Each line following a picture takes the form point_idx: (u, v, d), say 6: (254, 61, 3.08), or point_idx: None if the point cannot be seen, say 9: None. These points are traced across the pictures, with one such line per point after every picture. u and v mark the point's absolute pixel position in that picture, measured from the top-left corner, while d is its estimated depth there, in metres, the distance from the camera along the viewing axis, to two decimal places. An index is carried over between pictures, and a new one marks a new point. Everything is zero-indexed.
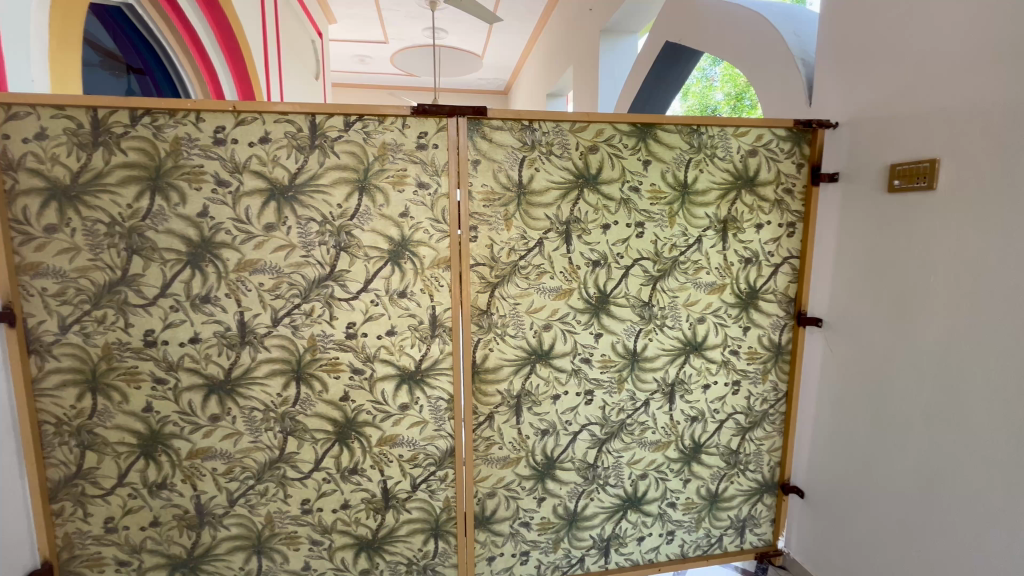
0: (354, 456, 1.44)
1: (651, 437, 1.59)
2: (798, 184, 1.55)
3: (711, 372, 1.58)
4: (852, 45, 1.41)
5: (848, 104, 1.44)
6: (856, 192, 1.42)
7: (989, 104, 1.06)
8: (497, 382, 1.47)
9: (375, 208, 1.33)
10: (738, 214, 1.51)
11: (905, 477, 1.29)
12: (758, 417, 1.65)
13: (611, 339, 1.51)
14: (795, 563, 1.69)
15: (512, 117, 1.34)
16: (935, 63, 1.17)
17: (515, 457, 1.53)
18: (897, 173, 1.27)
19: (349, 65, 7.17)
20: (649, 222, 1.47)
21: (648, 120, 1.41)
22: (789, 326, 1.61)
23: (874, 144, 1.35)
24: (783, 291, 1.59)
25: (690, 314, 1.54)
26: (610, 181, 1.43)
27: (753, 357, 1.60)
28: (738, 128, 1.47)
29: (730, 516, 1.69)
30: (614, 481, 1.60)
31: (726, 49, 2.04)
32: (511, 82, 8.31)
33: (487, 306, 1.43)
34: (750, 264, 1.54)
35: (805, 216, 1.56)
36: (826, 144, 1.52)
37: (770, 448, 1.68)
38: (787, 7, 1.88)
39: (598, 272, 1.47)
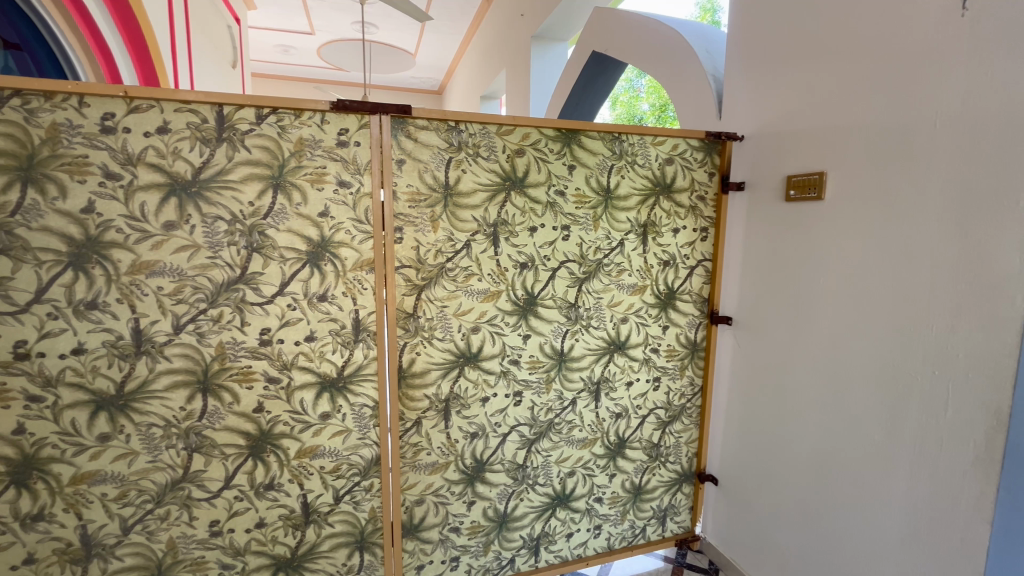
0: (269, 471, 1.35)
1: (579, 435, 1.63)
2: (710, 192, 1.65)
3: (634, 370, 1.65)
4: (757, 65, 1.54)
5: (753, 119, 1.56)
6: (759, 200, 1.54)
7: (868, 124, 1.19)
8: (424, 387, 1.45)
9: (292, 207, 1.26)
10: (657, 219, 1.59)
11: (802, 459, 1.42)
12: (677, 411, 1.74)
13: (539, 340, 1.53)
14: (710, 547, 1.80)
15: (438, 116, 1.33)
16: (826, 84, 1.30)
17: (444, 462, 1.51)
18: (794, 184, 1.40)
19: (272, 54, 6.75)
20: (574, 226, 1.51)
21: (572, 127, 1.45)
22: (704, 324, 1.72)
23: (774, 156, 1.48)
24: (697, 291, 1.69)
25: (614, 314, 1.59)
26: (536, 184, 1.45)
27: (672, 354, 1.69)
28: (656, 137, 1.55)
29: (652, 507, 1.77)
30: (543, 480, 1.62)
31: (647, 62, 2.14)
32: (446, 82, 8.25)
33: (413, 309, 1.40)
34: (668, 266, 1.63)
35: (716, 222, 1.67)
36: (734, 155, 1.63)
37: (688, 440, 1.78)
38: (699, 26, 2.01)
39: (526, 275, 1.48)
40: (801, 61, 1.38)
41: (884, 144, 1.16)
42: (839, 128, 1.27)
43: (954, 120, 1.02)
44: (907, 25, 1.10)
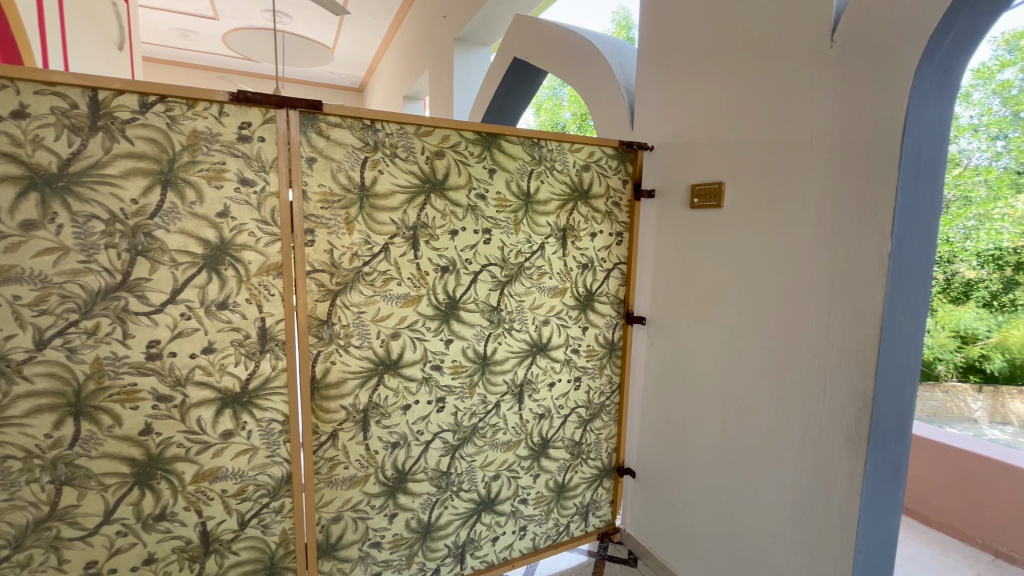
0: (160, 499, 1.21)
1: (503, 438, 1.63)
2: (624, 199, 1.73)
3: (555, 371, 1.68)
4: (662, 79, 1.64)
5: (660, 130, 1.66)
6: (668, 207, 1.64)
7: (758, 139, 1.32)
8: (340, 397, 1.37)
9: (185, 206, 1.14)
10: (575, 223, 1.64)
11: (708, 448, 1.52)
12: (597, 408, 1.80)
13: (462, 345, 1.52)
14: (630, 537, 1.89)
15: (351, 114, 1.27)
16: (722, 100, 1.42)
17: (363, 475, 1.44)
18: (697, 192, 1.51)
19: (168, 38, 6.13)
20: (495, 229, 1.51)
21: (492, 130, 1.46)
22: (620, 324, 1.80)
23: (680, 166, 1.58)
24: (614, 293, 1.76)
25: (536, 317, 1.62)
26: (457, 187, 1.44)
27: (591, 354, 1.75)
28: (573, 144, 1.60)
29: (575, 503, 1.82)
30: (468, 486, 1.60)
31: (565, 71, 2.21)
32: (366, 80, 7.97)
33: (327, 315, 1.32)
34: (586, 269, 1.68)
35: (629, 227, 1.75)
36: (645, 164, 1.73)
37: (607, 436, 1.85)
38: (612, 40, 2.11)
39: (447, 278, 1.46)
40: (701, 78, 1.49)
41: (771, 157, 1.28)
42: (733, 141, 1.39)
43: (826, 137, 1.15)
44: (789, 52, 1.23)
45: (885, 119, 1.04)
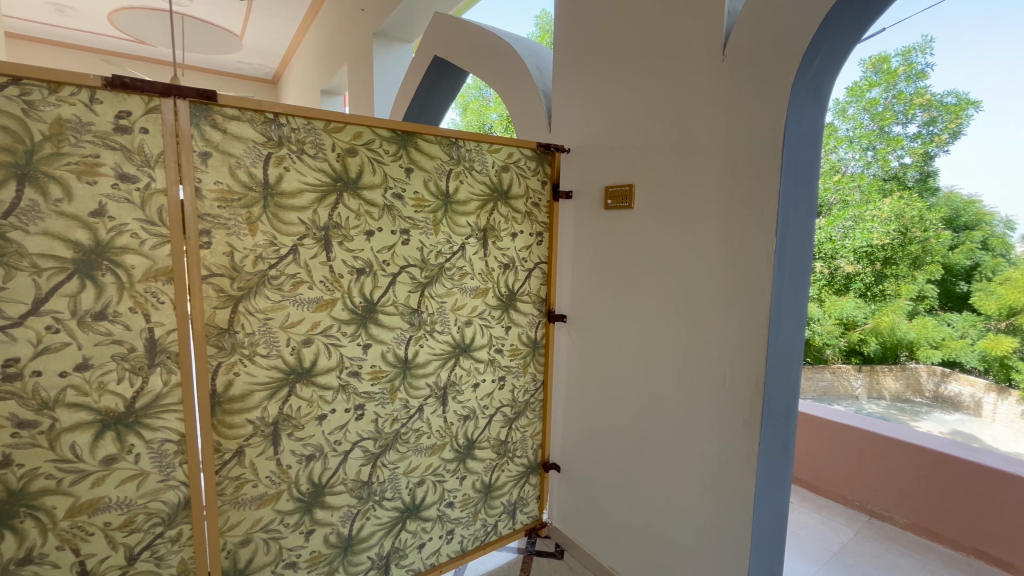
0: (25, 540, 1.05)
1: (427, 442, 1.60)
2: (543, 199, 1.76)
3: (479, 371, 1.68)
4: (577, 83, 1.69)
5: (576, 133, 1.71)
6: (584, 208, 1.70)
7: (663, 144, 1.40)
8: (246, 411, 1.28)
9: (48, 205, 1.00)
10: (496, 223, 1.65)
11: (626, 439, 1.59)
12: (522, 406, 1.82)
13: (381, 349, 1.47)
14: (556, 530, 1.93)
15: (252, 106, 1.18)
16: (631, 106, 1.49)
17: (274, 493, 1.35)
18: (610, 194, 1.57)
19: (38, 12, 5.37)
20: (414, 229, 1.48)
21: (407, 128, 1.42)
22: (542, 323, 1.83)
23: (595, 169, 1.64)
24: (536, 292, 1.79)
25: (458, 318, 1.60)
26: (372, 186, 1.39)
27: (515, 353, 1.76)
28: (492, 145, 1.61)
29: (502, 502, 1.83)
30: (391, 494, 1.56)
31: (486, 71, 2.21)
32: (280, 71, 7.50)
33: (228, 323, 1.23)
34: (507, 269, 1.70)
35: (549, 227, 1.79)
36: (563, 166, 1.77)
37: (532, 433, 1.87)
38: (531, 42, 2.14)
39: (364, 281, 1.41)
40: (612, 84, 1.55)
41: (675, 162, 1.36)
42: (642, 146, 1.46)
43: (720, 143, 1.25)
44: (688, 63, 1.32)
45: (769, 129, 1.14)
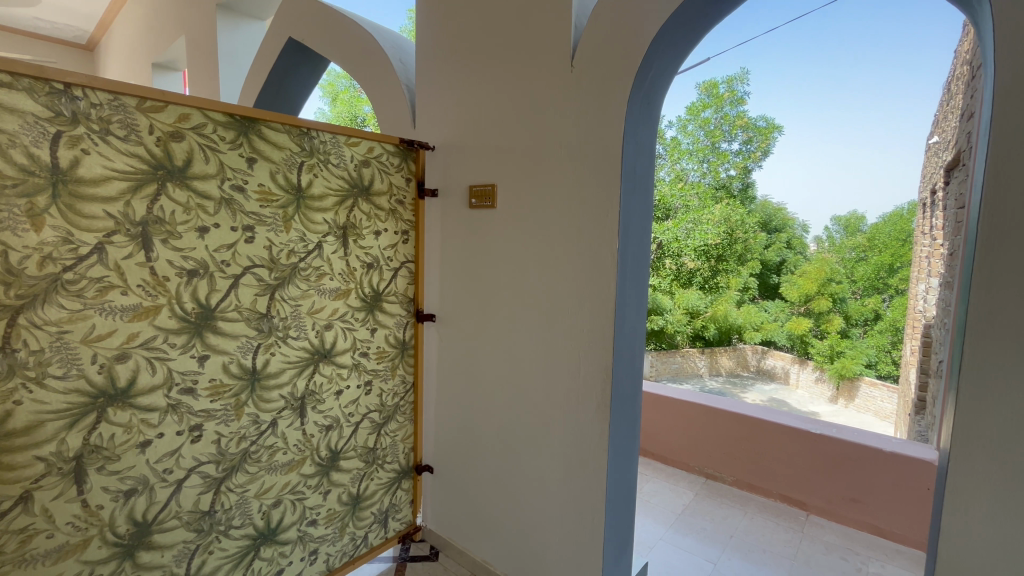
0: None
1: (282, 458, 1.47)
2: (408, 197, 1.71)
3: (343, 378, 1.58)
4: (439, 80, 1.68)
5: (440, 132, 1.70)
6: (450, 207, 1.70)
7: (522, 146, 1.45)
8: (34, 446, 1.04)
9: None
10: (356, 221, 1.56)
11: (496, 434, 1.62)
12: (391, 410, 1.75)
13: (222, 360, 1.31)
14: (431, 533, 1.90)
15: (30, 72, 0.96)
16: (491, 108, 1.52)
17: (80, 540, 1.12)
18: (474, 193, 1.59)
19: None
20: (259, 226, 1.34)
21: (248, 113, 1.28)
22: (411, 323, 1.78)
23: (459, 168, 1.65)
24: (403, 292, 1.74)
25: (316, 322, 1.49)
26: (204, 176, 1.22)
27: (382, 356, 1.69)
28: (350, 138, 1.52)
29: (373, 512, 1.74)
30: (240, 521, 1.40)
31: (345, 58, 2.08)
32: (96, 36, 6.28)
33: (3, 340, 0.98)
34: (371, 269, 1.62)
35: (415, 225, 1.75)
36: (428, 163, 1.75)
37: (403, 437, 1.82)
38: (392, 32, 2.06)
39: (197, 284, 1.24)
40: (473, 84, 1.57)
41: (533, 163, 1.42)
42: (503, 146, 1.50)
43: (572, 149, 1.33)
44: (542, 70, 1.38)
45: (611, 137, 1.25)
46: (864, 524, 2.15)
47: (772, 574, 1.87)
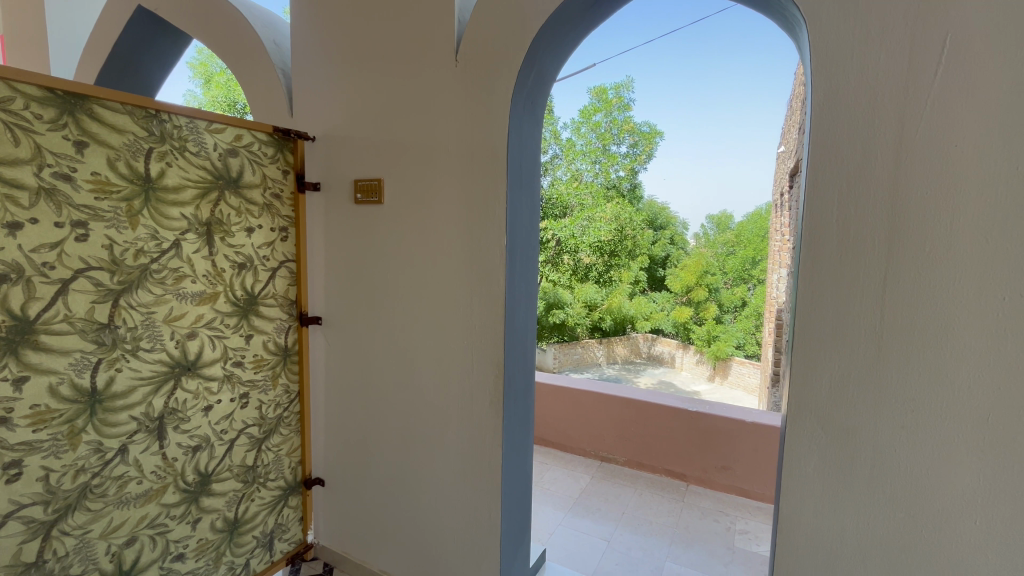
0: None
1: (136, 489, 1.28)
2: (285, 190, 1.57)
3: (211, 392, 1.42)
4: (318, 65, 1.57)
5: (320, 121, 1.59)
6: (335, 202, 1.60)
7: (409, 141, 1.40)
8: None
9: None
10: (223, 216, 1.40)
11: (390, 438, 1.56)
12: (273, 423, 1.61)
13: (49, 382, 1.10)
14: (324, 549, 1.78)
15: None
16: (375, 99, 1.46)
17: None
18: (359, 188, 1.51)
19: None
20: (95, 223, 1.14)
21: (74, 89, 1.08)
22: (293, 327, 1.65)
23: (343, 161, 1.56)
24: (283, 293, 1.60)
25: (175, 330, 1.32)
26: (13, 162, 1.01)
27: (260, 364, 1.54)
28: (212, 123, 1.35)
29: (255, 536, 1.58)
30: (81, 568, 1.19)
31: (209, 35, 1.86)
32: None
33: None
34: (244, 269, 1.46)
35: (295, 221, 1.61)
36: (308, 154, 1.62)
37: (289, 451, 1.68)
38: (264, 10, 1.88)
39: (8, 292, 1.03)
40: (354, 72, 1.49)
41: (420, 158, 1.39)
42: (388, 139, 1.44)
43: (458, 145, 1.32)
44: (426, 62, 1.35)
45: (495, 134, 1.26)
46: (732, 488, 2.42)
47: (657, 544, 2.03)
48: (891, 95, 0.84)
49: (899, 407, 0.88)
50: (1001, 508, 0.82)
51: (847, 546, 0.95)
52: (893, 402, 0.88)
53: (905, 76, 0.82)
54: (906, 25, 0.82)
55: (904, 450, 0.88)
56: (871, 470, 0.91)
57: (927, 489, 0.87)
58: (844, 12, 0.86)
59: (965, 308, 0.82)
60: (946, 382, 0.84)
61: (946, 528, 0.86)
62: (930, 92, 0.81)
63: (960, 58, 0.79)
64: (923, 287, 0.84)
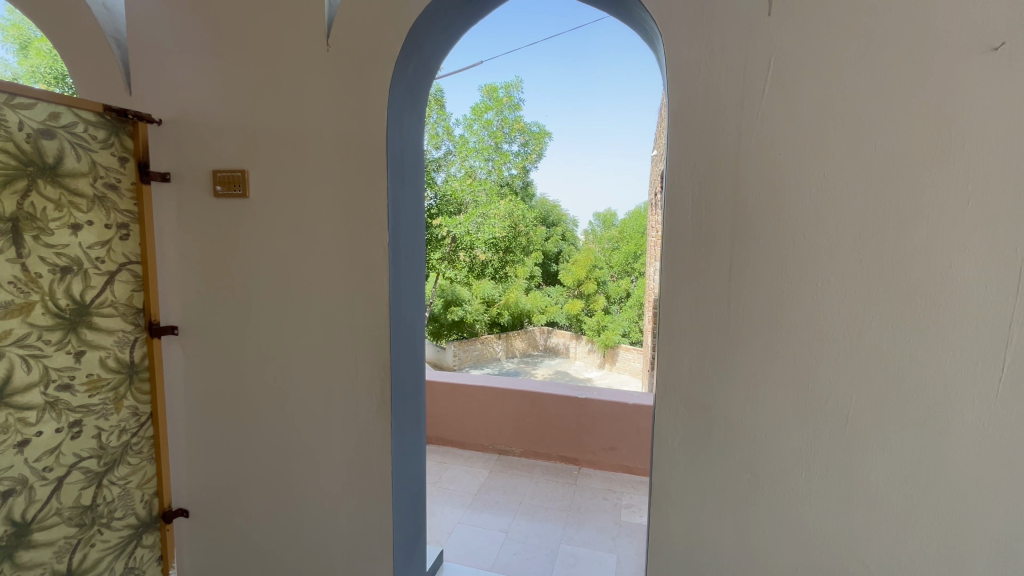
0: None
1: None
2: (124, 181, 1.34)
3: (27, 424, 1.16)
4: (162, 38, 1.37)
5: (167, 102, 1.39)
6: (188, 195, 1.41)
7: (276, 129, 1.28)
8: None
9: None
10: (36, 210, 1.14)
11: (266, 454, 1.42)
12: (118, 453, 1.37)
13: None
14: None
15: None
16: (235, 81, 1.31)
17: None
18: (218, 180, 1.35)
19: None
20: None
21: None
22: (141, 339, 1.42)
23: (197, 148, 1.38)
24: (125, 301, 1.36)
25: None
26: None
27: (96, 386, 1.30)
28: (15, 97, 1.08)
29: None
30: None
31: None
32: None
33: None
34: (69, 274, 1.22)
35: (139, 217, 1.38)
36: (151, 139, 1.41)
37: (142, 482, 1.44)
38: None
39: None
40: (210, 50, 1.32)
41: (290, 148, 1.28)
42: (252, 127, 1.31)
43: (333, 136, 1.23)
44: (292, 44, 1.24)
45: (373, 127, 1.20)
46: (618, 466, 2.62)
47: (552, 527, 2.11)
48: (730, 107, 0.95)
49: (743, 380, 1.00)
50: (818, 459, 0.98)
51: (707, 508, 1.06)
52: (738, 377, 1.01)
53: (740, 91, 0.94)
54: (740, 47, 0.93)
55: (746, 418, 1.01)
56: (724, 439, 1.03)
57: (765, 451, 1.00)
58: (690, 30, 0.96)
59: (787, 293, 0.96)
60: (776, 356, 0.98)
61: (780, 482, 1.00)
62: (758, 107, 0.93)
63: (781, 79, 0.92)
64: (757, 276, 0.97)
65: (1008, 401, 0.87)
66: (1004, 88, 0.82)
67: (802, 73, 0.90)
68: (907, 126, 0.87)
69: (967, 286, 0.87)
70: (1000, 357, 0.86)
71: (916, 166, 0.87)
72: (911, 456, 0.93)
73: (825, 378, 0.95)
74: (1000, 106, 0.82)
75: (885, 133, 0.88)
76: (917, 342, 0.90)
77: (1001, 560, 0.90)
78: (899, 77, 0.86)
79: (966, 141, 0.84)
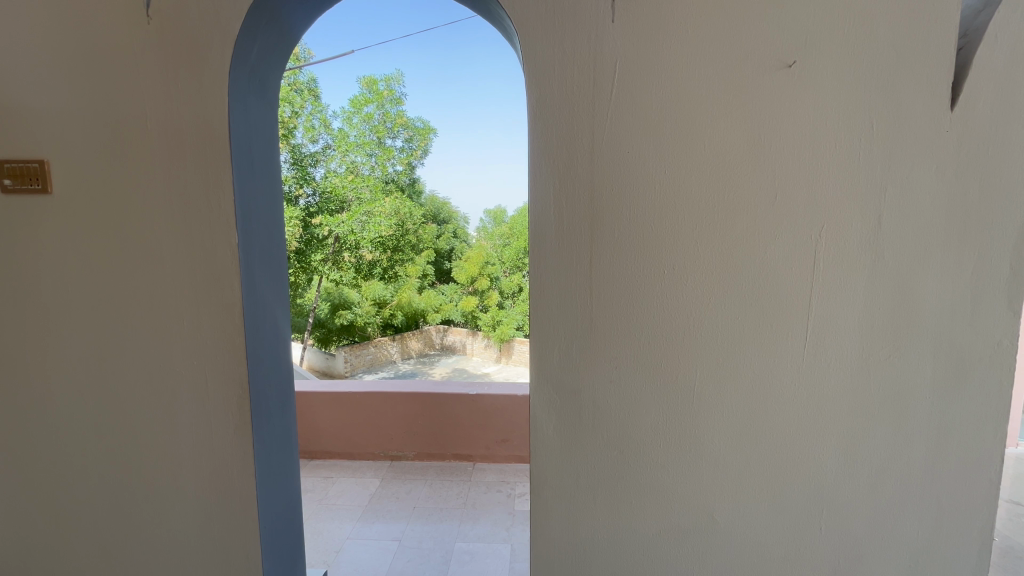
0: None
1: None
2: None
3: None
4: None
5: None
6: None
7: (83, 113, 1.08)
8: None
9: None
10: None
11: (94, 498, 1.20)
12: None
13: None
14: None
15: None
16: (22, 52, 1.07)
17: None
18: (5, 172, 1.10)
19: None
20: None
21: None
22: None
23: None
24: None
25: None
26: None
27: None
28: None
29: None
30: None
31: None
32: None
33: None
34: None
35: None
36: None
37: None
38: None
39: None
40: None
41: (107, 136, 1.08)
42: (49, 108, 1.08)
43: (160, 124, 1.07)
44: (99, 12, 1.05)
45: (212, 114, 1.06)
46: (512, 457, 2.68)
47: (447, 528, 2.09)
48: (583, 108, 1.00)
49: (607, 365, 1.07)
50: (675, 431, 1.08)
51: (583, 488, 1.11)
52: (603, 363, 1.07)
53: (591, 92, 0.99)
54: (588, 51, 0.98)
55: (612, 400, 1.08)
56: (594, 422, 1.09)
57: (629, 429, 1.08)
58: (544, 30, 0.99)
59: (641, 283, 1.04)
60: (634, 340, 1.06)
61: (644, 456, 1.09)
62: (607, 109, 0.99)
63: (625, 84, 0.99)
64: (613, 267, 1.04)
65: (811, 363, 1.04)
66: (795, 100, 0.97)
67: (642, 79, 0.98)
68: (728, 128, 0.98)
69: (778, 268, 1.02)
70: (803, 326, 1.03)
71: (736, 165, 0.99)
72: (745, 418, 1.06)
73: (674, 357, 1.05)
74: (794, 114, 0.97)
75: (713, 134, 0.99)
76: (745, 319, 1.03)
77: (813, 495, 1.08)
78: (720, 85, 0.97)
79: (773, 143, 0.98)
